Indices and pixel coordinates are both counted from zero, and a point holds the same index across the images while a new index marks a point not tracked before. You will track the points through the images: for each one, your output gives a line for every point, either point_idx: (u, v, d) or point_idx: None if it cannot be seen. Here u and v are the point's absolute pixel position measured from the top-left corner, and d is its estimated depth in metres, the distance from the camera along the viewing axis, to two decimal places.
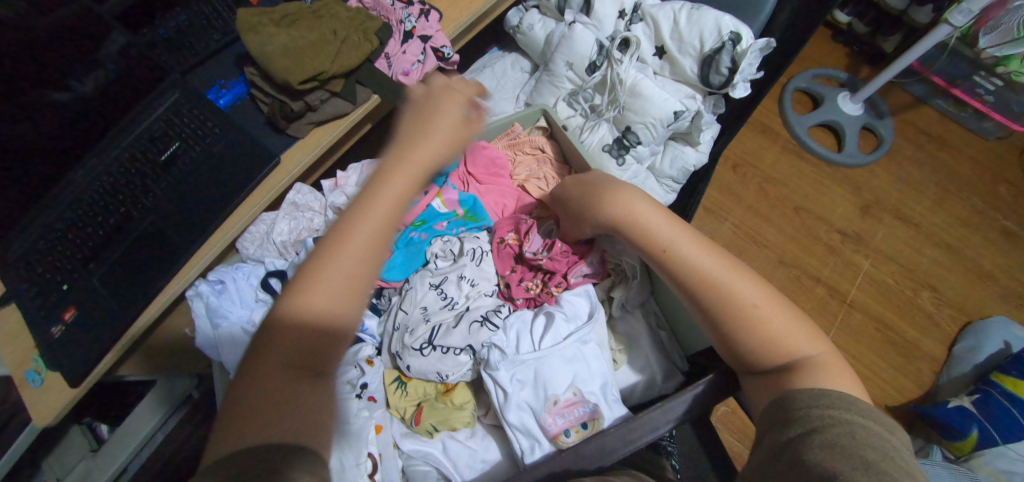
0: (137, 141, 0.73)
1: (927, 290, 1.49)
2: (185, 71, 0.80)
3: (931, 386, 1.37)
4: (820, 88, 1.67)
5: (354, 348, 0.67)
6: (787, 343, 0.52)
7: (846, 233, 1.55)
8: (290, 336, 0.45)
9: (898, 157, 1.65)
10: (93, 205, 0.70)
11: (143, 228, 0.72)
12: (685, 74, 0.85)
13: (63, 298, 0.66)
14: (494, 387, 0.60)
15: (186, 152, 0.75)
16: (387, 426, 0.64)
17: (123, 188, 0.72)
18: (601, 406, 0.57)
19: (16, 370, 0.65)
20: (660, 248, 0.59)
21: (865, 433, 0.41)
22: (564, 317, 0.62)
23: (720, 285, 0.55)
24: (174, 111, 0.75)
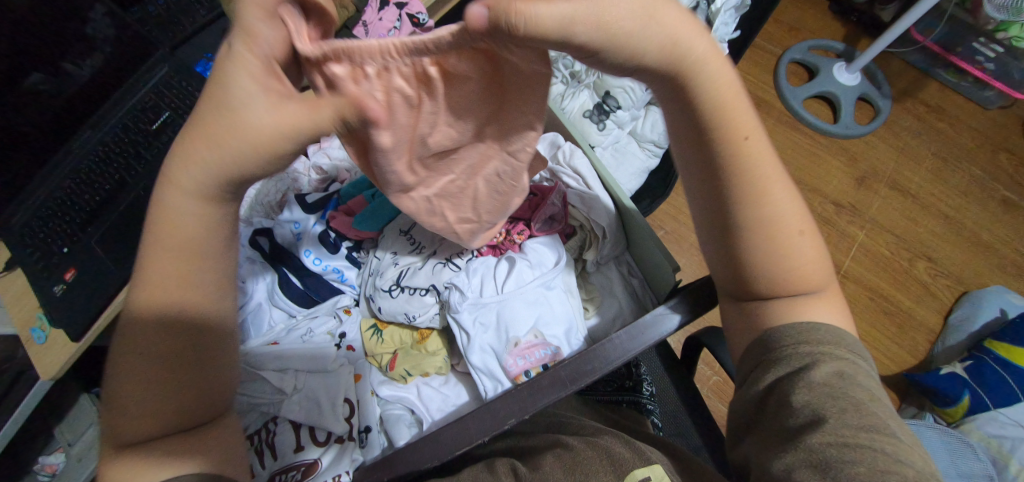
0: (129, 113, 0.79)
1: (923, 260, 1.49)
2: (175, 45, 0.84)
3: (925, 356, 1.38)
4: (814, 59, 1.67)
5: (334, 298, 0.69)
6: (798, 276, 0.51)
7: (840, 204, 1.55)
8: (149, 348, 0.45)
9: (896, 128, 1.64)
10: (90, 173, 0.74)
11: (138, 193, 0.78)
12: None
13: (64, 259, 0.70)
14: (458, 330, 0.63)
15: (175, 121, 0.81)
16: (365, 374, 0.64)
17: (117, 155, 0.77)
18: (561, 348, 0.61)
19: (22, 329, 0.66)
20: (735, 143, 0.45)
21: (852, 371, 0.45)
22: (527, 264, 0.63)
23: (767, 207, 0.49)
24: (165, 83, 0.81)
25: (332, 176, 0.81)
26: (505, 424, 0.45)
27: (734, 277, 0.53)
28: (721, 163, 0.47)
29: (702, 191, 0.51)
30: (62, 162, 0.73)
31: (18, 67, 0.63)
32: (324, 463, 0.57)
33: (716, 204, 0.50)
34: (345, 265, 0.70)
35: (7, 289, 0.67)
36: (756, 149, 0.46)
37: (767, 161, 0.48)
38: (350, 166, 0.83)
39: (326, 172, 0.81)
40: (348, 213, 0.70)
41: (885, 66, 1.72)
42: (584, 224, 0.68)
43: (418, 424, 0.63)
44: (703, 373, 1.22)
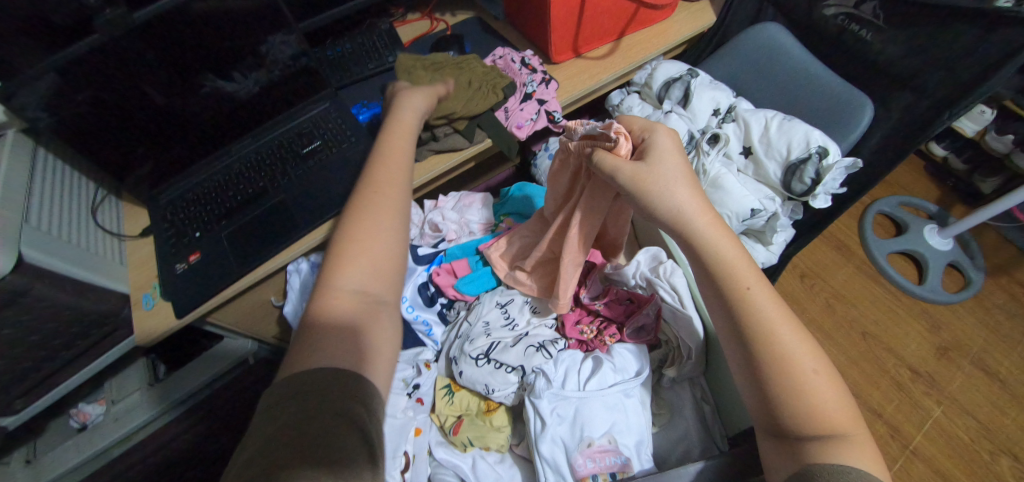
0: (287, 134, 0.91)
1: (1007, 456, 1.34)
2: (338, 87, 0.96)
3: None
4: (905, 216, 1.64)
5: (416, 350, 0.78)
6: (824, 417, 0.48)
7: (917, 371, 1.46)
8: (332, 317, 0.53)
9: (988, 304, 1.55)
10: (240, 175, 0.88)
11: (271, 203, 0.86)
12: (768, 177, 0.89)
13: (193, 243, 0.82)
14: (533, 415, 0.65)
15: (324, 150, 0.90)
16: (425, 431, 0.70)
17: (266, 167, 0.89)
18: (631, 461, 0.60)
19: (137, 292, 0.80)
20: (738, 287, 0.52)
21: None
22: (611, 367, 0.66)
23: (770, 331, 0.51)
24: (324, 116, 0.92)
25: (443, 234, 0.89)
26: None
27: (765, 414, 0.50)
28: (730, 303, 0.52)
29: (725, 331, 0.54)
30: (213, 164, 0.88)
31: (195, 68, 0.78)
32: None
33: (735, 340, 0.53)
34: (435, 319, 0.81)
35: (134, 252, 0.84)
36: (760, 297, 0.52)
37: (773, 310, 0.51)
38: (458, 229, 0.91)
39: (439, 229, 0.90)
40: (451, 272, 0.83)
41: (981, 238, 1.66)
42: (670, 339, 0.70)
43: None
44: None
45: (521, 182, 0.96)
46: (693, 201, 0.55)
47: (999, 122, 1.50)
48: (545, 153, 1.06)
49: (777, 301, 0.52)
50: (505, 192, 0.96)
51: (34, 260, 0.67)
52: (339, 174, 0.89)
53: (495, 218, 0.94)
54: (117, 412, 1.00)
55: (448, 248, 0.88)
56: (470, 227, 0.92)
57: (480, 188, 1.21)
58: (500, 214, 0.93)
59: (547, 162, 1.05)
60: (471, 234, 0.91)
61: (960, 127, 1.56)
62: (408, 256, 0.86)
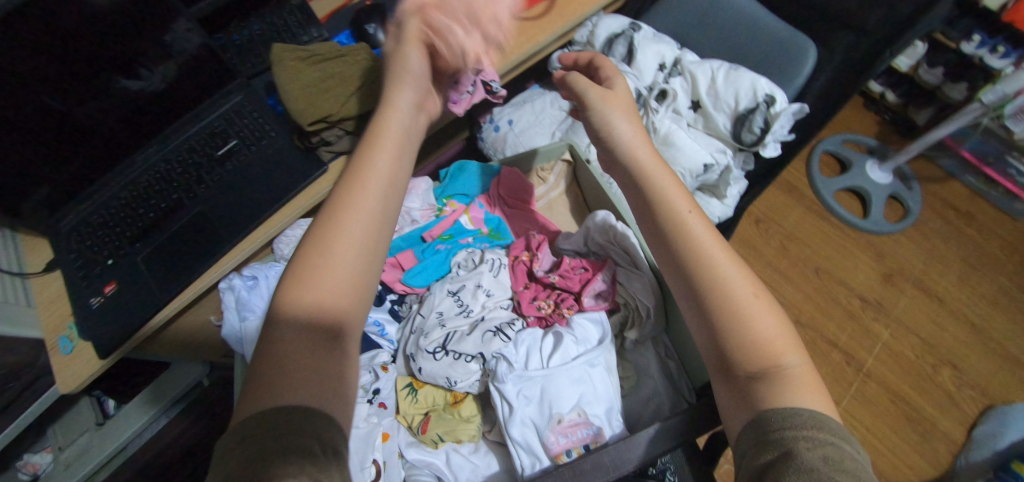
0: (198, 135, 0.82)
1: (948, 367, 1.44)
2: (249, 77, 0.86)
3: (947, 468, 1.32)
4: (849, 153, 1.69)
5: (372, 352, 0.72)
6: (768, 346, 0.48)
7: (866, 299, 1.53)
8: (299, 319, 0.47)
9: (925, 229, 1.63)
10: (147, 188, 0.79)
11: (189, 218, 0.78)
12: (718, 129, 0.89)
13: (106, 271, 0.74)
14: (499, 400, 0.62)
15: (241, 149, 0.82)
16: (393, 435, 0.67)
17: (178, 177, 0.80)
18: (604, 430, 0.59)
19: (50, 335, 0.70)
20: (673, 213, 0.54)
21: (838, 457, 0.39)
22: (573, 339, 0.64)
23: (708, 260, 0.52)
24: (236, 112, 0.83)
25: None
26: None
27: (712, 347, 0.50)
28: (667, 231, 0.54)
29: (666, 264, 0.55)
30: (118, 178, 0.79)
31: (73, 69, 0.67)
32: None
33: (675, 268, 0.54)
34: (387, 318, 0.78)
35: (43, 289, 0.73)
36: (694, 221, 0.54)
37: (705, 234, 0.53)
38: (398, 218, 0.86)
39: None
40: (396, 266, 0.81)
41: (916, 168, 1.74)
42: (629, 302, 0.69)
43: None
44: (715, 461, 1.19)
45: (458, 160, 0.94)
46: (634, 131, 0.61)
47: (930, 54, 1.54)
48: (490, 126, 1.04)
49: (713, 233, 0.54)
50: (444, 173, 0.94)
51: None
52: (263, 174, 0.81)
53: (438, 203, 0.89)
54: (66, 459, 0.92)
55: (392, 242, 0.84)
56: (411, 215, 0.87)
57: (427, 168, 1.15)
58: (443, 197, 0.90)
59: (493, 135, 1.04)
60: (414, 223, 0.86)
61: (895, 61, 1.59)
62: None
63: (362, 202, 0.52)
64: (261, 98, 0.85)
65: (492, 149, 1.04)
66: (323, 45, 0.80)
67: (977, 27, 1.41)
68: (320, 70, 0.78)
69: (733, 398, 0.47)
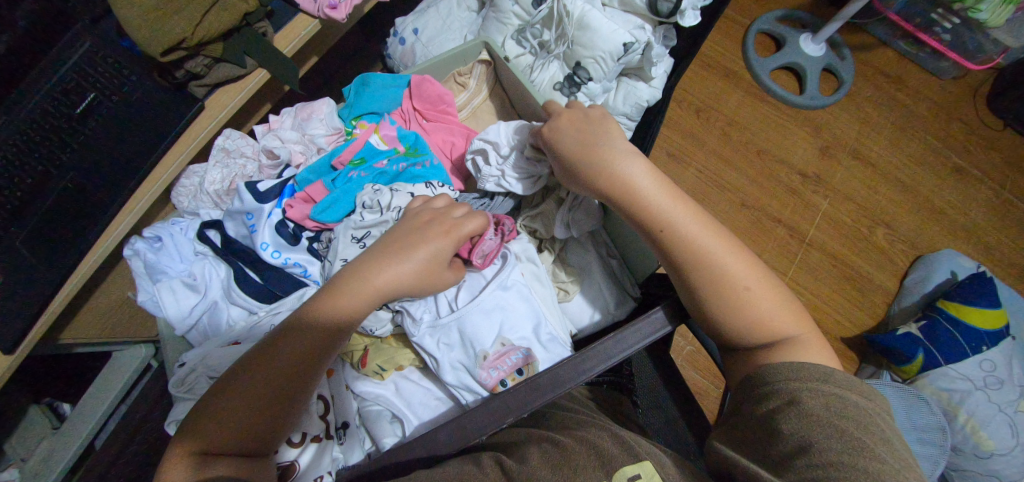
0: (49, 94, 0.72)
1: (881, 227, 1.54)
2: (97, 16, 0.75)
3: (882, 317, 1.45)
4: (782, 30, 1.67)
5: (297, 293, 0.72)
6: (767, 322, 0.55)
7: (806, 174, 1.59)
8: (276, 359, 0.52)
9: (857, 98, 1.67)
10: (3, 164, 0.69)
11: (62, 187, 0.72)
12: (634, 4, 0.82)
13: None
14: (424, 355, 0.65)
15: (103, 102, 0.75)
16: (338, 370, 0.67)
17: (36, 143, 0.71)
18: (533, 349, 0.63)
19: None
20: (655, 223, 0.59)
21: (839, 404, 0.47)
22: (488, 271, 0.68)
23: (707, 256, 0.57)
24: (90, 61, 0.74)
25: (285, 161, 0.82)
26: (501, 423, 0.44)
27: (715, 333, 0.57)
28: (665, 244, 0.58)
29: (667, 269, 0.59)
30: None
31: None
32: (302, 463, 0.57)
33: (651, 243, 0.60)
34: (306, 258, 0.75)
35: None
36: (679, 225, 0.58)
37: (701, 231, 0.58)
38: (304, 149, 0.85)
39: (278, 154, 0.82)
40: (306, 200, 0.76)
41: (847, 37, 1.75)
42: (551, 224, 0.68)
43: (400, 419, 0.65)
44: (678, 343, 1.26)
45: (361, 74, 0.89)
46: (644, 169, 0.61)
47: None
48: (396, 39, 0.97)
49: (714, 230, 0.59)
50: (347, 90, 0.89)
51: None
52: (136, 130, 0.76)
53: (345, 125, 0.87)
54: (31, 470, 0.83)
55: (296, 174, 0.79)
56: (316, 143, 0.86)
57: None
58: (351, 119, 0.86)
59: (400, 48, 0.97)
60: (321, 151, 0.85)
61: None
62: (248, 197, 0.75)
63: (360, 289, 0.56)
64: (116, 43, 0.76)
65: (403, 64, 0.98)
66: None
67: None
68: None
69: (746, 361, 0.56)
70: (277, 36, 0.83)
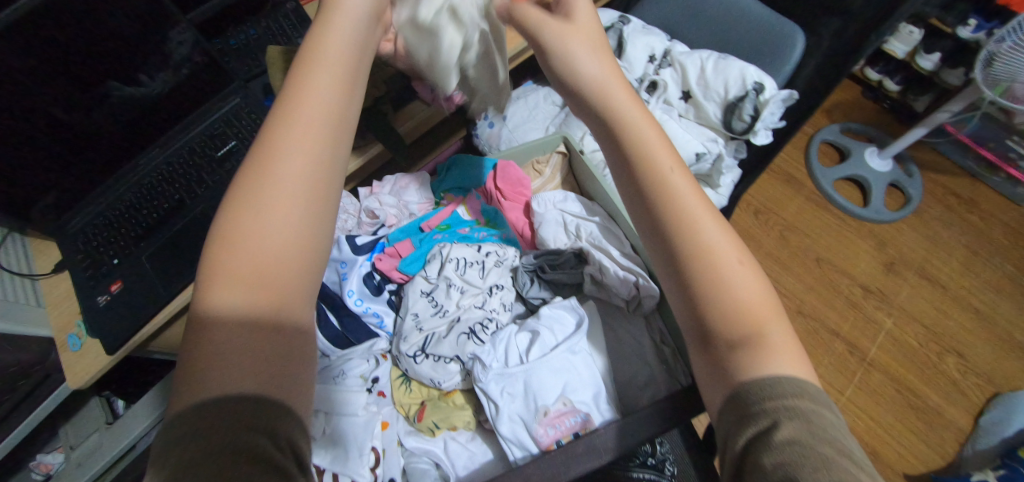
0: (198, 137, 0.85)
1: (952, 355, 1.44)
2: (246, 79, 0.89)
3: (954, 458, 1.32)
4: (848, 142, 1.69)
5: (370, 342, 0.72)
6: (751, 311, 0.45)
7: (868, 288, 1.53)
8: (231, 333, 0.40)
9: (927, 217, 1.63)
10: (150, 190, 0.82)
11: (192, 215, 0.83)
12: (708, 118, 0.90)
13: (112, 270, 0.76)
14: (485, 401, 0.63)
15: (240, 149, 0.87)
16: (392, 423, 0.68)
17: (181, 176, 0.84)
18: (592, 414, 0.60)
19: (60, 333, 0.73)
20: (660, 172, 0.49)
21: (823, 429, 0.38)
22: (551, 331, 0.66)
23: (694, 221, 0.47)
24: (235, 113, 0.87)
25: (381, 220, 0.85)
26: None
27: (690, 317, 0.47)
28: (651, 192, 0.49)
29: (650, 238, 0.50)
30: (124, 179, 0.81)
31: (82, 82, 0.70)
32: None
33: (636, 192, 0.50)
34: (384, 309, 0.78)
35: (51, 291, 0.75)
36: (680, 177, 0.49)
37: (687, 188, 0.48)
38: (397, 213, 0.88)
39: (377, 215, 0.85)
40: (394, 255, 0.80)
41: (916, 155, 1.74)
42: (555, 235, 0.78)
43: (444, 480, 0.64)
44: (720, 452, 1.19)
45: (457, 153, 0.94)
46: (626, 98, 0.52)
47: (926, 40, 1.54)
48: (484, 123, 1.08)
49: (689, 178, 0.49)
50: (443, 166, 0.94)
51: None
52: None
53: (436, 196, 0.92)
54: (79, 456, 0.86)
55: (387, 233, 0.84)
56: (409, 209, 0.90)
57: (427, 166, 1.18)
58: (440, 190, 0.93)
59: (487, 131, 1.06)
60: (412, 216, 0.89)
61: (891, 48, 1.60)
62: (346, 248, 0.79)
63: (267, 211, 0.44)
64: (259, 102, 0.88)
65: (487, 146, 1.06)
66: (312, 45, 0.84)
67: (973, 12, 1.41)
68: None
69: (713, 370, 0.45)
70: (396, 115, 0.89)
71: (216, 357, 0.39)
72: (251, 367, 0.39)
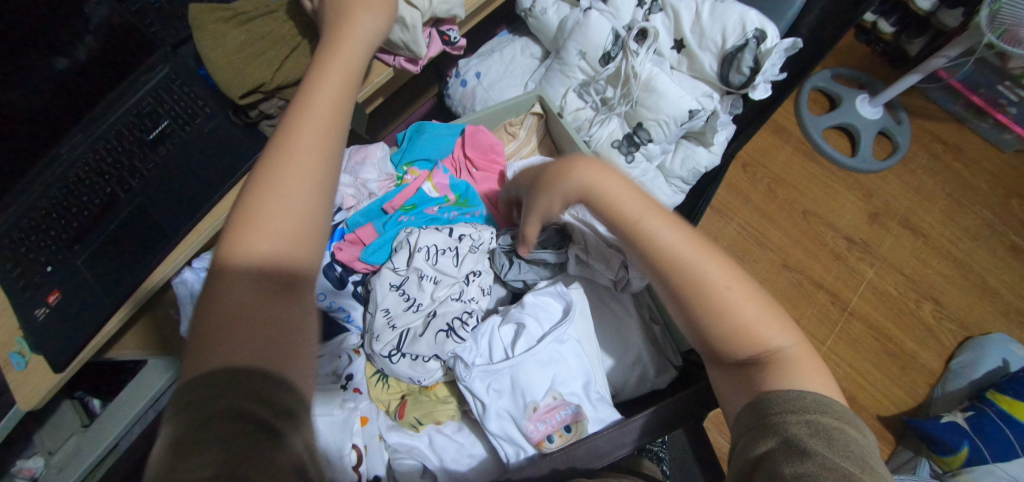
0: (125, 118, 0.74)
1: (930, 303, 1.46)
2: (176, 44, 0.76)
3: (925, 400, 1.37)
4: (839, 88, 1.63)
5: (339, 339, 0.71)
6: (755, 330, 0.49)
7: (853, 240, 1.53)
8: (247, 289, 0.43)
9: (913, 165, 1.61)
10: (78, 183, 0.72)
11: (128, 212, 0.73)
12: (703, 71, 0.84)
13: (47, 279, 0.69)
14: (471, 398, 0.60)
15: (174, 131, 0.75)
16: (373, 418, 0.65)
17: (110, 165, 0.73)
18: (583, 407, 0.57)
19: (1, 350, 0.67)
20: (632, 220, 0.53)
21: (841, 442, 0.40)
22: (536, 321, 0.62)
23: (688, 265, 0.50)
24: (165, 86, 0.75)
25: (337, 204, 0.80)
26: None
27: (703, 346, 0.50)
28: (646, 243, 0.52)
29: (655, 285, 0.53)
30: (48, 173, 0.72)
31: None
32: None
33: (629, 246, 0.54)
34: (351, 303, 0.74)
35: None
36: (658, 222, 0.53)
37: (676, 238, 0.52)
38: (355, 193, 0.81)
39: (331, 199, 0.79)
40: (356, 242, 0.76)
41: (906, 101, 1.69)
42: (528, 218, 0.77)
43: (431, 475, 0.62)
44: None
45: (416, 120, 0.87)
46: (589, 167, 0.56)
47: None
48: (458, 80, 1.00)
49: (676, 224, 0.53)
50: (402, 136, 0.88)
51: None
52: (197, 157, 0.76)
53: (397, 171, 0.84)
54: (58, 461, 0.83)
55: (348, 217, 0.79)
56: (368, 188, 0.82)
57: (399, 126, 1.10)
58: (402, 164, 0.84)
59: (461, 89, 1.00)
60: (372, 196, 0.81)
61: None
62: None
63: (295, 168, 0.48)
64: (193, 71, 0.77)
65: (461, 105, 1.01)
66: (249, 2, 0.74)
67: None
68: (248, 31, 0.73)
69: (742, 385, 0.47)
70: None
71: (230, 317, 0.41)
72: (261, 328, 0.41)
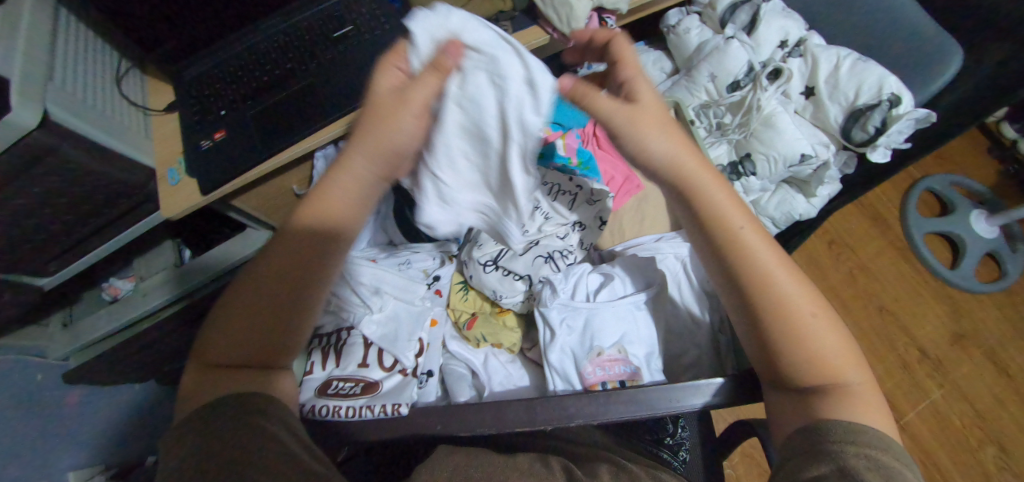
0: (320, 16, 0.87)
1: (994, 446, 1.34)
2: None
3: None
4: (953, 196, 1.56)
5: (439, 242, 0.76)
6: (822, 366, 0.49)
7: (927, 354, 1.44)
8: (245, 310, 0.49)
9: (1017, 300, 1.49)
10: (266, 55, 0.86)
11: (299, 86, 0.84)
12: (827, 121, 0.85)
13: (218, 120, 0.82)
14: (543, 326, 0.65)
15: (355, 35, 0.86)
16: (441, 324, 0.70)
17: (293, 48, 0.86)
18: (641, 371, 0.60)
19: (162, 167, 0.80)
20: (731, 229, 0.53)
21: (893, 480, 0.42)
22: (623, 282, 0.66)
23: (772, 283, 0.51)
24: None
25: None
26: (572, 420, 0.49)
27: (766, 360, 0.51)
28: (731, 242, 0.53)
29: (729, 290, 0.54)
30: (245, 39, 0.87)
31: None
32: (384, 386, 0.61)
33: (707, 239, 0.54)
34: None
35: (159, 126, 0.84)
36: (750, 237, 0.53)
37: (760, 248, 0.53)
38: None
39: None
40: None
41: None
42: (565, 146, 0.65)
43: (478, 388, 0.67)
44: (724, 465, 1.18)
45: None
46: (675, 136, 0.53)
47: None
48: None
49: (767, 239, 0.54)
50: None
51: (74, 127, 0.66)
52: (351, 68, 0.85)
53: None
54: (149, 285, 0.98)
55: None
56: None
57: None
58: None
59: None
60: None
61: None
62: None
63: (301, 220, 0.49)
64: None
65: None
66: None
67: None
68: None
69: (796, 409, 0.49)
70: (514, 35, 0.87)
71: (228, 334, 0.48)
72: (251, 351, 0.48)
